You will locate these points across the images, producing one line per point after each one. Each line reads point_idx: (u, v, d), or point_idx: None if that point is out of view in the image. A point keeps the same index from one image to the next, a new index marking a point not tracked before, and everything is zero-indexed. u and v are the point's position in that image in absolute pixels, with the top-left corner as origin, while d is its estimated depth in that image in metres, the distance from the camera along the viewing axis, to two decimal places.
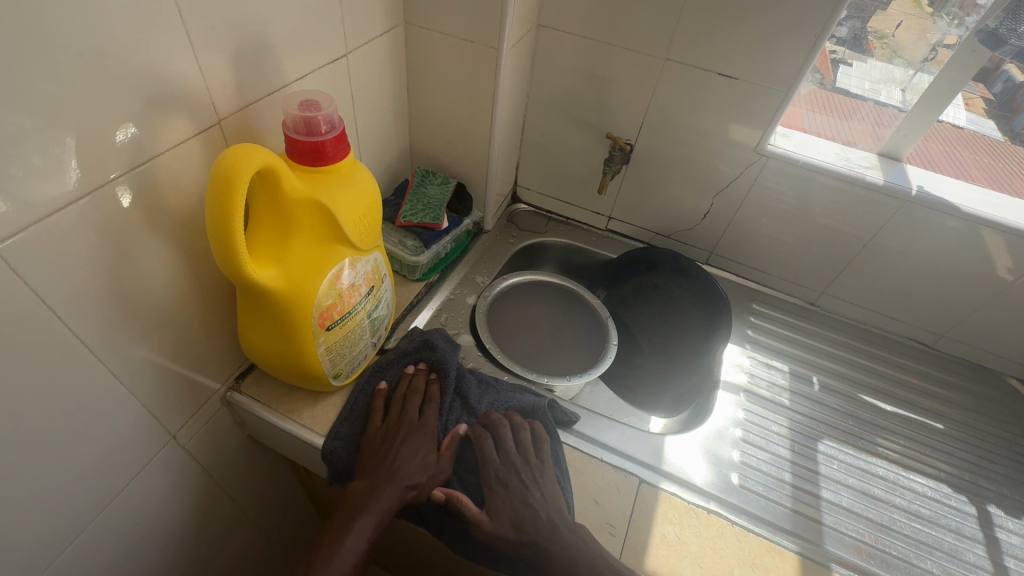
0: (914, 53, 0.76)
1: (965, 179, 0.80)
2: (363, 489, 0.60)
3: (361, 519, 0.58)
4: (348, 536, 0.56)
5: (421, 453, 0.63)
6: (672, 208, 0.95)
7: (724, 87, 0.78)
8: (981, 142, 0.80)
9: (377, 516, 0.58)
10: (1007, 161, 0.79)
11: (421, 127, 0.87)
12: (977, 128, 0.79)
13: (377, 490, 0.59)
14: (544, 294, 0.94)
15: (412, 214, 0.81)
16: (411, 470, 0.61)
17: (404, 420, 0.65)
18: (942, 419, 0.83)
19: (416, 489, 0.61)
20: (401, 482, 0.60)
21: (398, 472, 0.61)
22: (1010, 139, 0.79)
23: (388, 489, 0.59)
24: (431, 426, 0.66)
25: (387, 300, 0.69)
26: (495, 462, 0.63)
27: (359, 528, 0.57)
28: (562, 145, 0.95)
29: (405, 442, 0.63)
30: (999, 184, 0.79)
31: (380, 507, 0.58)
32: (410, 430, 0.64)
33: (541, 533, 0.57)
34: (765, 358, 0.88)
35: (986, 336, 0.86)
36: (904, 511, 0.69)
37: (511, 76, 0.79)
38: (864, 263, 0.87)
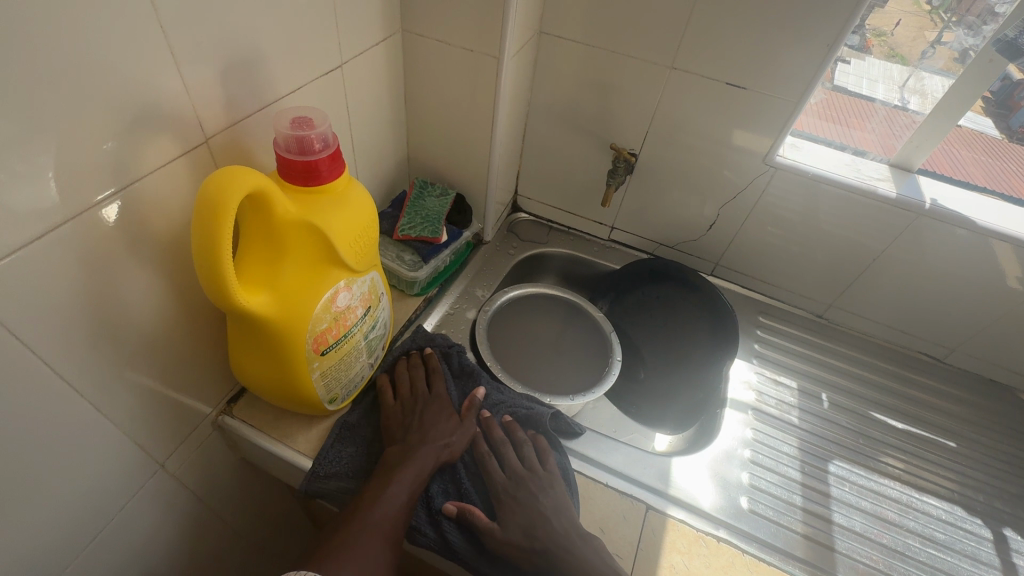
0: (911, 49, 0.76)
1: (964, 177, 0.78)
2: (398, 451, 0.59)
3: (400, 472, 0.57)
4: (390, 486, 0.55)
5: (445, 416, 0.63)
6: (676, 219, 0.92)
7: (732, 97, 0.75)
8: (979, 140, 0.78)
9: (416, 470, 0.57)
10: (1004, 158, 0.78)
11: (419, 137, 0.85)
12: (977, 126, 0.76)
13: (412, 449, 0.59)
14: (544, 305, 0.92)
15: (410, 227, 0.78)
16: (441, 432, 0.62)
17: (422, 395, 0.66)
18: (954, 437, 0.81)
19: (450, 449, 0.61)
20: (434, 444, 0.60)
21: (428, 434, 0.61)
22: (1006, 137, 0.77)
23: (424, 449, 0.59)
24: (450, 401, 0.66)
25: (385, 318, 0.67)
26: (502, 479, 0.60)
27: (400, 482, 0.56)
28: (565, 154, 0.92)
29: (430, 411, 0.63)
30: (997, 181, 0.78)
31: (417, 464, 0.58)
32: (427, 399, 0.65)
33: (557, 542, 0.54)
34: (773, 374, 0.85)
35: (998, 351, 0.85)
36: (918, 535, 0.67)
37: (512, 86, 0.76)
38: (874, 276, 0.85)
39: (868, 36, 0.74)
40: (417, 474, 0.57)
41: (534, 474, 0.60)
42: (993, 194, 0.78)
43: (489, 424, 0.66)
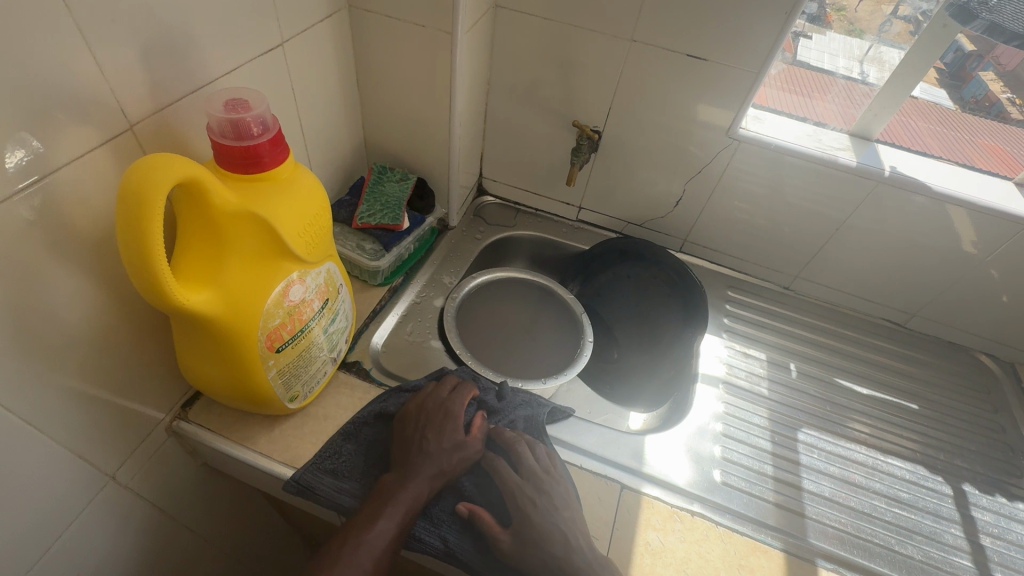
0: (869, 24, 0.75)
1: (921, 149, 0.79)
2: (392, 480, 0.55)
3: (391, 505, 0.53)
4: (378, 520, 0.52)
5: (449, 436, 0.59)
6: (643, 196, 0.91)
7: (693, 69, 0.74)
8: (935, 112, 0.79)
9: (408, 501, 0.54)
10: (958, 130, 0.79)
11: (375, 121, 0.81)
12: (931, 98, 0.78)
13: (406, 476, 0.55)
14: (514, 290, 0.90)
15: (369, 215, 0.75)
16: (443, 454, 0.58)
17: (423, 416, 0.61)
18: (917, 399, 0.83)
19: (446, 476, 0.57)
20: (429, 468, 0.56)
21: (424, 459, 0.57)
22: (959, 108, 0.78)
23: (416, 477, 0.55)
24: (457, 417, 0.61)
25: (346, 310, 0.65)
26: (512, 481, 0.57)
27: (391, 515, 0.52)
28: (528, 134, 0.90)
29: (431, 434, 0.59)
30: (952, 151, 0.79)
31: (410, 496, 0.54)
32: (434, 418, 0.61)
33: (566, 552, 0.52)
34: (743, 347, 0.86)
35: (954, 313, 0.87)
36: (884, 496, 0.69)
37: (469, 62, 0.73)
38: (837, 245, 0.86)
39: (828, 10, 0.74)
40: (409, 507, 0.53)
41: (535, 489, 0.57)
42: (925, 154, 0.79)
43: (498, 430, 0.62)
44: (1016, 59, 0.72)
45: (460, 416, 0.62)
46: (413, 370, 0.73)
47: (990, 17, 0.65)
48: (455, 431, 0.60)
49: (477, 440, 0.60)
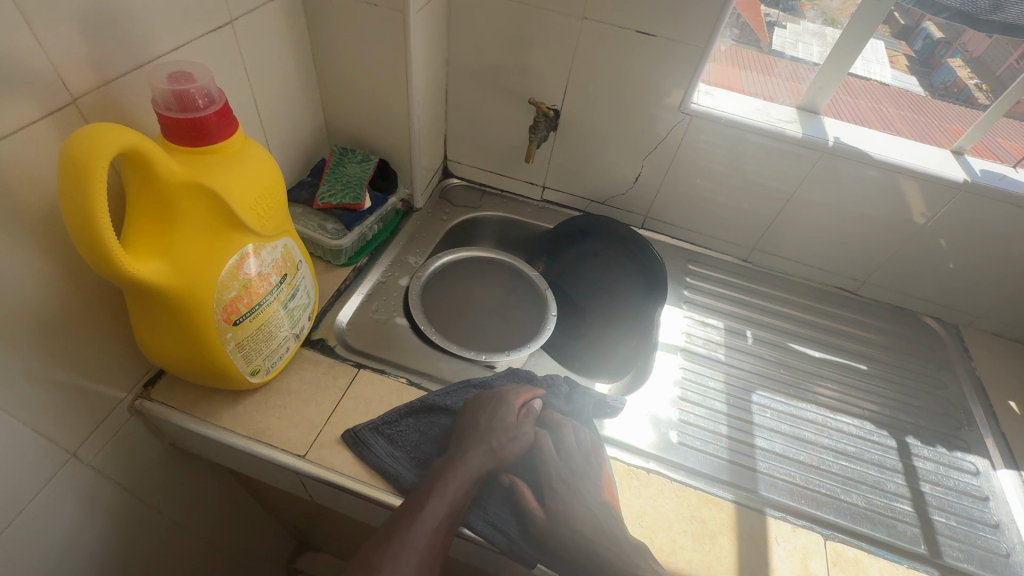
0: (841, 12, 0.75)
1: (893, 133, 0.82)
2: (445, 462, 0.57)
3: (442, 485, 0.54)
4: (431, 499, 0.53)
5: (501, 421, 0.61)
6: (604, 174, 0.94)
7: (643, 45, 0.76)
8: (905, 98, 0.83)
9: (459, 482, 0.55)
10: (928, 115, 0.82)
11: (334, 102, 0.82)
12: (902, 85, 0.83)
13: (457, 459, 0.57)
14: (480, 270, 0.90)
15: (330, 195, 0.76)
16: (494, 437, 0.60)
17: (480, 403, 0.63)
18: (866, 360, 0.87)
19: (496, 455, 0.58)
20: (480, 446, 0.58)
21: (476, 440, 0.59)
22: (929, 94, 0.83)
23: (468, 456, 0.57)
24: (513, 404, 0.63)
25: (307, 287, 0.66)
26: (553, 460, 0.60)
27: (443, 492, 0.54)
28: (489, 115, 0.91)
29: (486, 418, 0.61)
30: (921, 136, 0.82)
31: (463, 474, 0.56)
32: (489, 405, 0.63)
33: (598, 527, 0.54)
34: (701, 317, 0.89)
35: (900, 279, 0.91)
36: (832, 450, 0.72)
37: (423, 41, 0.74)
38: (788, 216, 0.89)
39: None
40: (461, 486, 0.55)
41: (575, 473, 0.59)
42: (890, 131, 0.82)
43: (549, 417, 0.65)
44: (981, 46, 0.76)
45: (515, 403, 0.63)
46: (379, 347, 0.74)
47: None
48: (510, 414, 0.62)
49: (529, 427, 0.62)
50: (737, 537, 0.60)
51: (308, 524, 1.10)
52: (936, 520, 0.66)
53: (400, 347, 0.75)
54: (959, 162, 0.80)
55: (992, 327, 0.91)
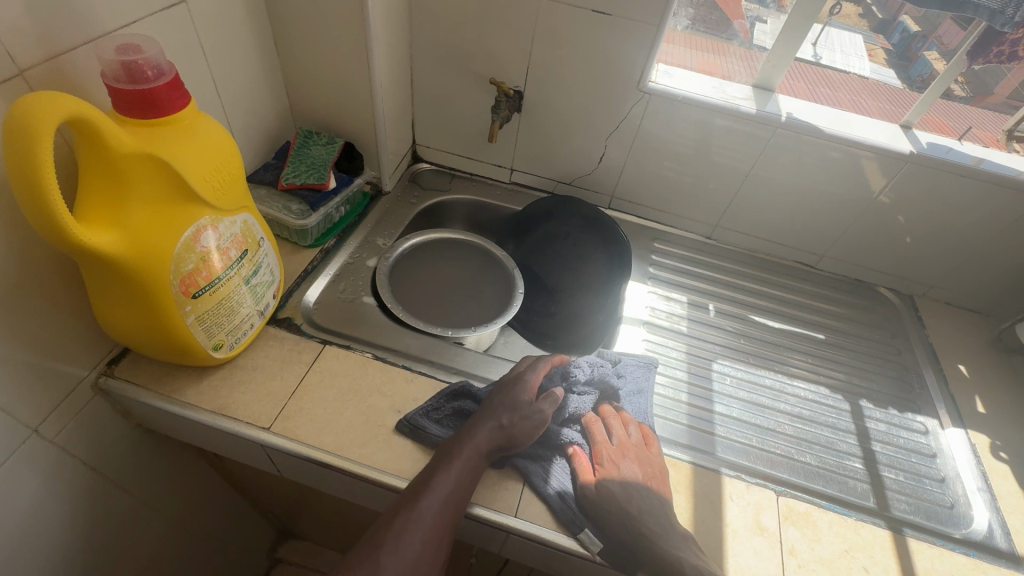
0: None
1: (864, 114, 0.86)
2: (458, 437, 0.59)
3: (451, 458, 0.56)
4: (439, 472, 0.55)
5: (518, 400, 0.63)
6: (569, 155, 0.95)
7: (599, 25, 0.78)
8: (883, 90, 0.86)
9: (469, 455, 0.57)
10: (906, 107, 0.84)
11: (297, 85, 0.82)
12: (880, 77, 0.86)
13: (466, 432, 0.59)
14: (450, 251, 0.92)
15: (294, 176, 0.77)
16: (507, 416, 0.61)
17: (502, 385, 0.65)
18: (824, 330, 0.89)
19: (507, 431, 0.60)
20: (490, 423, 0.60)
21: (488, 417, 0.61)
22: (907, 87, 0.84)
23: (479, 430, 0.59)
24: (532, 386, 0.65)
25: (271, 264, 0.67)
26: (608, 445, 0.63)
27: (452, 465, 0.56)
28: (454, 98, 0.93)
29: (500, 398, 0.63)
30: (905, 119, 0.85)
31: (473, 449, 0.57)
32: (508, 386, 0.64)
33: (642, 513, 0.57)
34: (665, 292, 0.91)
35: (856, 252, 0.94)
36: (787, 414, 0.75)
37: (383, 22, 0.75)
38: (748, 192, 0.92)
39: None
40: (471, 461, 0.57)
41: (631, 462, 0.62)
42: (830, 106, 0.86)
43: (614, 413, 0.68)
44: (955, 38, 0.76)
45: (532, 383, 0.65)
46: (347, 324, 0.74)
47: None
48: (529, 397, 0.63)
49: (545, 408, 0.63)
50: (692, 496, 0.62)
51: (286, 510, 1.10)
52: (885, 476, 0.69)
53: (367, 323, 0.75)
54: (906, 135, 0.83)
55: (944, 296, 0.95)
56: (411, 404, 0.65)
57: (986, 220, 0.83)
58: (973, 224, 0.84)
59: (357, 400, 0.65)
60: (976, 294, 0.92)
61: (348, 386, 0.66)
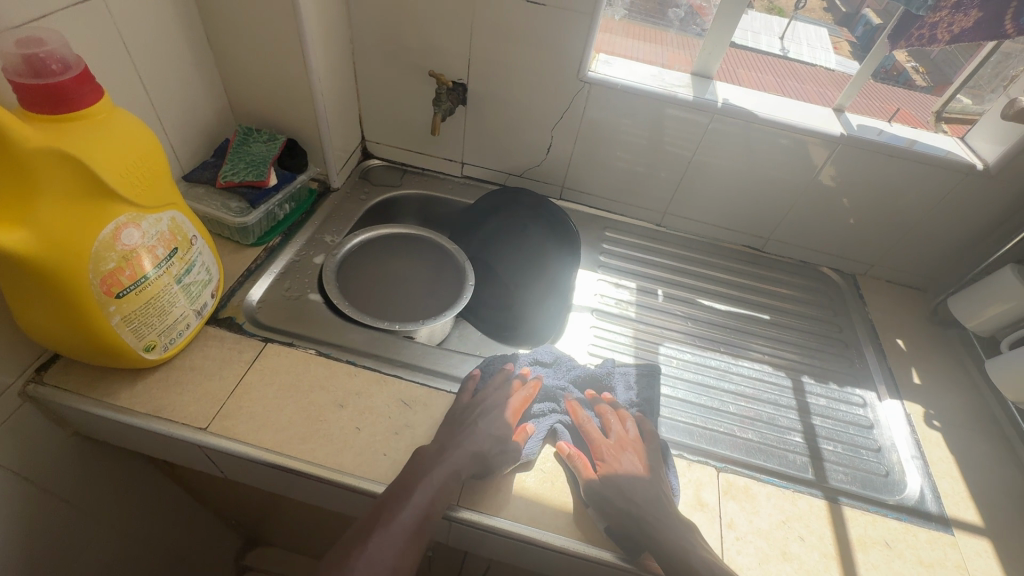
0: None
1: (828, 103, 0.87)
2: (432, 457, 0.57)
3: (425, 480, 0.55)
4: (411, 495, 0.54)
5: (497, 423, 0.62)
6: (518, 146, 0.96)
7: (536, 15, 0.78)
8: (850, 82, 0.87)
9: (443, 476, 0.56)
10: (870, 98, 0.87)
11: (235, 82, 0.81)
12: (846, 69, 0.87)
13: (442, 451, 0.58)
14: (406, 248, 0.92)
15: (233, 174, 0.76)
16: (484, 435, 0.60)
17: (478, 403, 0.65)
18: (769, 310, 0.92)
19: (482, 455, 0.58)
20: (469, 446, 0.58)
21: (464, 440, 0.59)
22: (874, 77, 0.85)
23: (455, 452, 0.58)
24: (511, 406, 0.66)
25: (207, 263, 0.66)
26: (606, 441, 0.64)
27: (424, 489, 0.55)
28: (400, 92, 0.92)
29: (479, 418, 0.62)
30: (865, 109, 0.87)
31: (445, 472, 0.56)
32: (484, 408, 0.64)
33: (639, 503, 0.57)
34: (615, 279, 0.92)
35: (800, 234, 0.97)
36: (730, 393, 0.76)
37: (317, 14, 0.74)
38: (693, 179, 0.93)
39: None
40: (444, 484, 0.56)
41: (629, 457, 0.62)
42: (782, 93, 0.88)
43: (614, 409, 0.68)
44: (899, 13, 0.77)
45: (511, 401, 0.66)
46: (292, 320, 0.74)
47: None
48: (509, 427, 0.63)
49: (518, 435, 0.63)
50: None
51: (248, 514, 1.09)
52: (824, 448, 0.71)
53: (313, 320, 0.75)
54: (839, 118, 0.85)
55: (884, 274, 0.98)
56: (354, 398, 0.65)
57: (918, 198, 0.86)
58: (906, 202, 0.87)
59: (299, 396, 0.64)
60: (914, 271, 0.96)
61: (289, 382, 0.65)
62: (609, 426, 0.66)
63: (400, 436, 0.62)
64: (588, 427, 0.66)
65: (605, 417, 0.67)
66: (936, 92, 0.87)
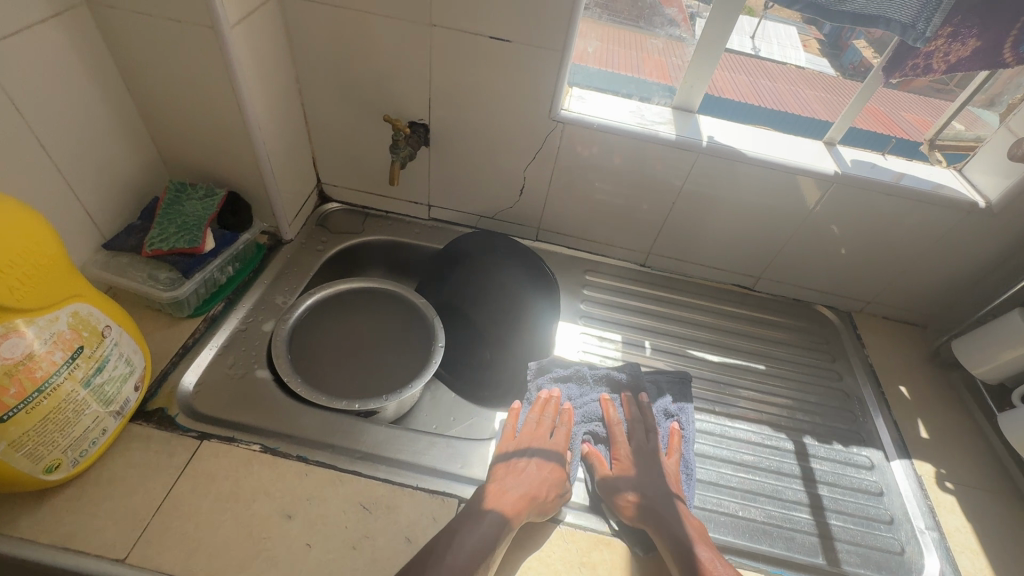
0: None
1: (810, 115, 0.81)
2: (497, 486, 0.59)
3: (495, 507, 0.56)
4: (482, 521, 0.54)
5: (553, 454, 0.65)
6: (489, 188, 0.88)
7: (501, 52, 0.70)
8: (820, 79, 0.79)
9: (515, 504, 0.56)
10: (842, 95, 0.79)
11: (162, 132, 0.71)
12: (815, 68, 0.78)
13: (507, 482, 0.59)
14: (363, 303, 0.82)
15: (161, 240, 0.67)
16: (543, 467, 0.62)
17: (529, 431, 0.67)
18: (764, 359, 0.85)
19: (545, 485, 0.60)
20: (531, 477, 0.60)
21: (523, 473, 0.61)
22: (841, 74, 0.78)
23: (518, 484, 0.59)
24: (560, 434, 0.68)
25: (127, 353, 0.57)
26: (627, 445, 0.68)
27: (490, 516, 0.55)
28: (355, 134, 0.84)
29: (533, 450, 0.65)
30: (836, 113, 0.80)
31: (516, 496, 0.57)
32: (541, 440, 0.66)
33: (658, 506, 0.60)
34: (599, 333, 0.86)
35: (793, 271, 0.91)
36: (729, 463, 0.70)
37: (252, 59, 0.65)
38: (678, 218, 0.87)
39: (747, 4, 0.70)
40: (517, 503, 0.57)
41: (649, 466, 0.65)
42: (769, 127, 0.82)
43: (645, 410, 0.72)
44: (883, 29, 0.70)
45: (559, 427, 0.69)
46: (236, 407, 0.65)
47: None
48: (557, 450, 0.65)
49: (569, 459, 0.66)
50: None
51: None
52: (834, 524, 0.65)
53: (261, 404, 0.66)
54: (831, 153, 0.80)
55: (881, 311, 0.93)
56: (304, 505, 0.56)
57: (914, 236, 0.81)
58: (903, 240, 0.82)
59: (239, 507, 0.55)
60: (910, 307, 0.91)
61: (228, 490, 0.56)
62: (633, 432, 0.70)
63: (358, 551, 0.54)
64: (617, 430, 0.69)
65: (633, 425, 0.70)
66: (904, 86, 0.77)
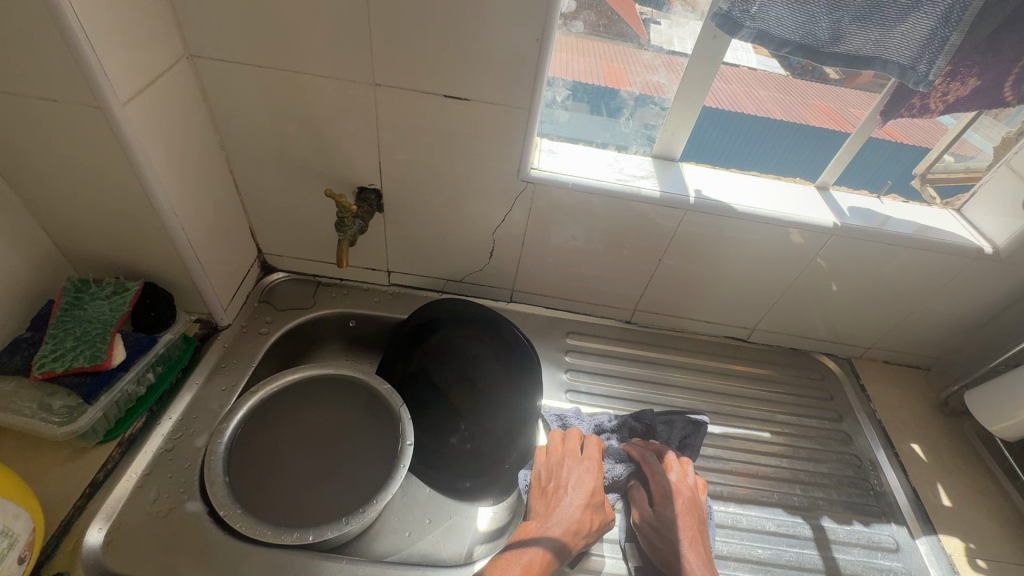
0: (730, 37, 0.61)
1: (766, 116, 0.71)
2: (536, 524, 0.61)
3: (535, 546, 0.58)
4: (524, 554, 0.57)
5: (586, 480, 0.65)
6: (455, 252, 0.79)
7: (458, 111, 0.61)
8: (772, 79, 0.69)
9: (550, 544, 0.58)
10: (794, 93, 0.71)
11: (56, 224, 0.60)
12: (766, 69, 0.68)
13: (545, 519, 0.61)
14: (320, 394, 0.71)
15: (54, 359, 0.56)
16: (571, 503, 0.62)
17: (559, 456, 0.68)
18: (768, 424, 0.78)
19: (577, 522, 0.60)
20: (562, 516, 0.60)
21: (558, 510, 0.61)
22: (789, 74, 0.68)
23: (552, 525, 0.60)
24: (592, 451, 0.68)
25: (4, 523, 0.45)
26: (659, 473, 0.66)
27: (529, 552, 0.57)
28: (298, 203, 0.73)
29: (565, 477, 0.65)
30: (791, 114, 0.72)
31: (558, 533, 0.59)
32: (576, 466, 0.66)
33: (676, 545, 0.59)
34: (588, 408, 0.77)
35: (789, 322, 0.84)
36: (745, 562, 0.63)
37: (159, 139, 0.54)
38: (665, 274, 0.79)
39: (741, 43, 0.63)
40: (559, 542, 0.58)
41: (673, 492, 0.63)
42: (753, 170, 0.77)
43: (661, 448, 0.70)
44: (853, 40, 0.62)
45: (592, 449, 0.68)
46: (161, 559, 0.53)
47: (756, 24, 0.56)
48: (591, 473, 0.66)
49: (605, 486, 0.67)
50: None
51: None
52: None
53: (196, 551, 0.54)
54: (825, 199, 0.74)
55: (882, 355, 0.87)
56: None
57: (915, 284, 0.76)
58: (905, 287, 0.76)
59: None
60: (915, 351, 0.85)
61: None
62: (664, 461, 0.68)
63: None
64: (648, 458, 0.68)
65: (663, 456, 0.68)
66: (850, 83, 0.67)
